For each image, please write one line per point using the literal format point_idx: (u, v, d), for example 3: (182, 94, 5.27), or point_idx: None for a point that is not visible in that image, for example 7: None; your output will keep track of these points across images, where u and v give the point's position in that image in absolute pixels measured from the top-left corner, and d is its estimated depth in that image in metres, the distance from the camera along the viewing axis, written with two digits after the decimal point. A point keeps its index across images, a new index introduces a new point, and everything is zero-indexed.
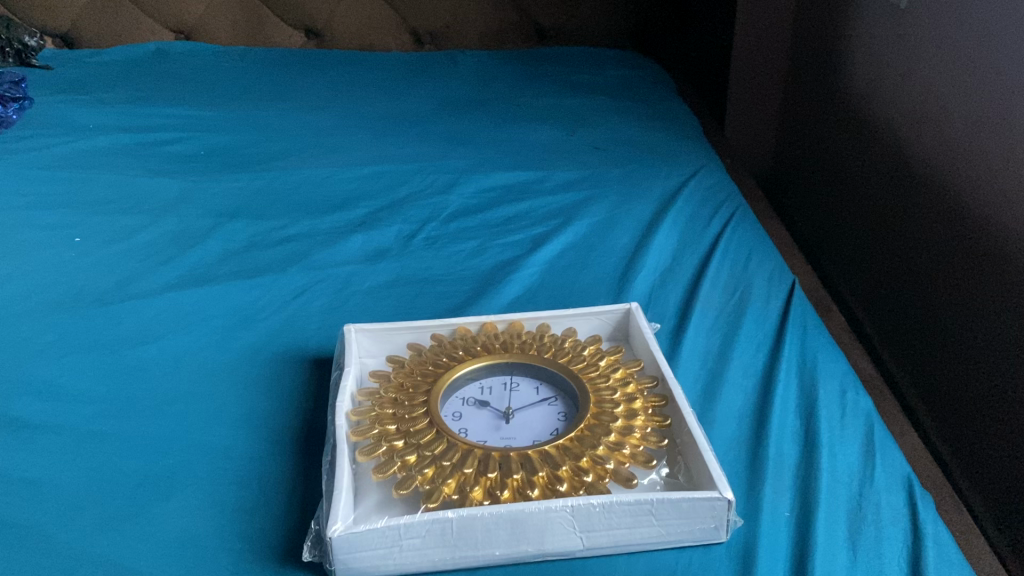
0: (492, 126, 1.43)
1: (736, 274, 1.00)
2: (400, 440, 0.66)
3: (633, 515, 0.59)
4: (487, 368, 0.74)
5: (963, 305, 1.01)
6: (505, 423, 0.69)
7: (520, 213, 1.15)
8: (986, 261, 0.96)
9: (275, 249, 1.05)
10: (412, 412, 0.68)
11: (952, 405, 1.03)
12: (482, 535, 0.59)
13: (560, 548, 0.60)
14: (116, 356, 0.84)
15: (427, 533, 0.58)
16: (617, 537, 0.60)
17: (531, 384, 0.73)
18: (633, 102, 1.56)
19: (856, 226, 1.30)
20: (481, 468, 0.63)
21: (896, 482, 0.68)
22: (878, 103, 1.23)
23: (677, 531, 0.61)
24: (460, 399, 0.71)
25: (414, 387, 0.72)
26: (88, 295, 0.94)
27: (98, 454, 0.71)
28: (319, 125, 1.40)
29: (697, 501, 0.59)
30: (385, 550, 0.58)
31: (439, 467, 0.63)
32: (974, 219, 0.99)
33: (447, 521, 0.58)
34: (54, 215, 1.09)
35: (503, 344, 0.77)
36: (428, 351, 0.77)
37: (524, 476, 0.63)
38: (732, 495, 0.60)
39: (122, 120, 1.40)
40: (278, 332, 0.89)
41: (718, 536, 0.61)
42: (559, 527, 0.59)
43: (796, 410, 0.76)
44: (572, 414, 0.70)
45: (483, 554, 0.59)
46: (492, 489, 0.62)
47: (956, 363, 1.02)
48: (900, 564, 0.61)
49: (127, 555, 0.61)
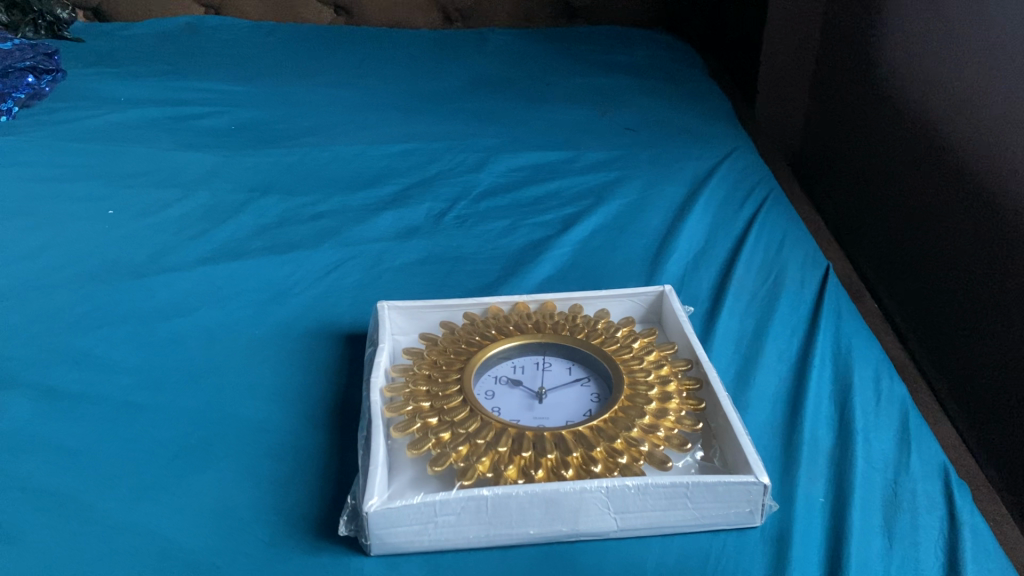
0: (523, 104, 1.42)
1: (770, 257, 0.99)
2: (434, 417, 0.66)
3: (669, 498, 0.59)
4: (520, 348, 0.74)
5: (989, 287, 1.00)
6: (538, 403, 0.69)
7: (550, 193, 1.14)
8: (1015, 244, 0.95)
9: (307, 225, 1.05)
10: (446, 390, 0.69)
11: (973, 387, 1.02)
12: (516, 513, 0.59)
13: (593, 529, 0.60)
14: (151, 328, 0.85)
15: (462, 511, 0.58)
16: (651, 520, 0.60)
17: (563, 364, 0.73)
18: (664, 82, 1.54)
19: (883, 207, 1.29)
20: (515, 447, 0.63)
21: (932, 470, 0.68)
22: (909, 87, 1.22)
23: (712, 514, 0.61)
24: (493, 377, 0.72)
25: (447, 364, 0.72)
26: (122, 268, 0.95)
27: (135, 425, 0.72)
28: (349, 102, 1.40)
29: (732, 485, 0.59)
30: (419, 527, 0.58)
31: (473, 444, 0.63)
32: (1003, 202, 0.97)
33: (482, 498, 0.58)
34: (87, 187, 1.10)
35: (536, 323, 0.77)
36: (460, 328, 0.77)
37: (558, 456, 0.63)
38: (768, 480, 0.60)
39: (153, 93, 1.40)
40: (311, 307, 0.90)
41: (753, 520, 0.61)
42: (593, 508, 0.59)
43: (831, 395, 0.76)
44: (605, 395, 0.70)
45: (517, 533, 0.60)
46: (526, 469, 0.62)
47: (982, 344, 1.01)
48: (936, 553, 0.61)
49: (164, 526, 0.62)
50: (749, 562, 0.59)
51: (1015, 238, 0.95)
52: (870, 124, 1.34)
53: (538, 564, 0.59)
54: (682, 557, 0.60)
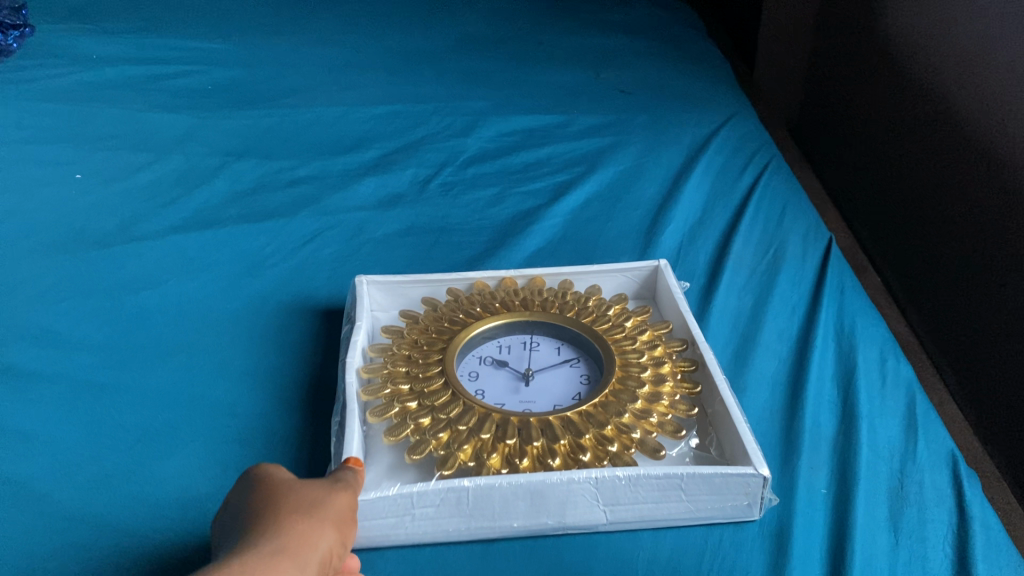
0: (514, 65, 1.37)
1: (770, 229, 0.95)
2: (413, 401, 0.62)
3: (664, 489, 0.56)
4: (507, 326, 0.70)
5: (987, 258, 0.96)
6: (524, 386, 0.65)
7: (541, 160, 1.09)
8: (1014, 214, 0.91)
9: (284, 192, 1.00)
10: (426, 371, 0.64)
11: (971, 359, 0.98)
12: (499, 505, 0.55)
13: (581, 521, 0.56)
14: (117, 301, 0.80)
15: (441, 502, 0.54)
16: (645, 513, 0.57)
17: (551, 344, 0.69)
18: (661, 43, 1.49)
19: (884, 174, 1.25)
20: (498, 434, 0.59)
21: (939, 459, 0.64)
22: (914, 50, 1.17)
23: (708, 507, 0.57)
24: (477, 357, 0.67)
25: (429, 345, 0.67)
26: (90, 236, 0.90)
27: (95, 406, 0.67)
28: (331, 61, 1.34)
29: (730, 477, 0.55)
30: (395, 519, 0.54)
31: (454, 431, 0.59)
32: (1005, 171, 0.93)
33: (463, 490, 0.54)
34: (55, 150, 1.04)
35: (524, 300, 0.73)
36: (443, 305, 0.73)
37: (544, 444, 0.59)
38: (769, 472, 0.56)
39: (129, 51, 1.34)
40: (288, 280, 0.85)
41: (751, 513, 0.58)
42: (581, 499, 0.55)
43: (833, 378, 0.72)
44: (595, 378, 0.66)
45: (501, 525, 0.56)
46: (510, 457, 0.58)
47: (981, 316, 0.97)
48: (945, 549, 0.57)
49: (120, 515, 0.57)
50: (747, 560, 0.56)
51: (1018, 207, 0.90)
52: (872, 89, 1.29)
53: (522, 560, 0.55)
54: (675, 553, 0.56)
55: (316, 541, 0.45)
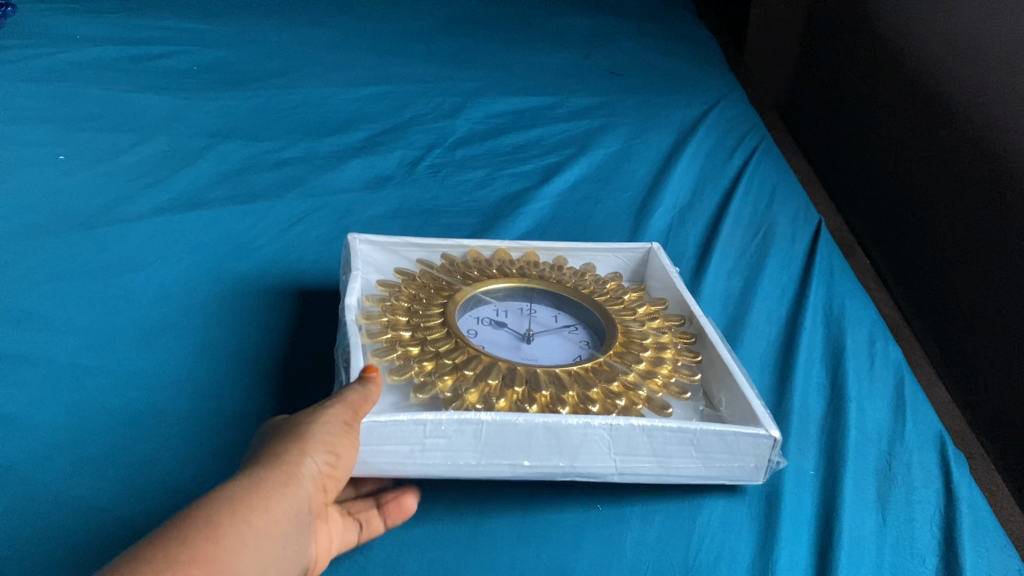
0: (503, 46, 1.35)
1: (760, 211, 0.94)
2: (415, 346, 0.61)
3: (676, 444, 0.55)
4: (506, 291, 0.69)
5: (976, 237, 0.96)
6: (526, 344, 0.64)
7: (531, 141, 1.09)
8: (1003, 194, 0.91)
9: (271, 173, 0.99)
10: (428, 321, 0.64)
11: (961, 340, 0.97)
12: (513, 444, 0.53)
13: (592, 470, 0.55)
14: (100, 284, 0.79)
15: (455, 435, 0.53)
16: (656, 467, 0.56)
17: (550, 311, 0.69)
18: (650, 24, 1.48)
19: (874, 155, 1.24)
20: (506, 381, 0.58)
21: (927, 440, 0.65)
22: (906, 33, 1.17)
23: (717, 465, 0.56)
24: (475, 317, 0.66)
25: (428, 298, 0.66)
26: (72, 218, 0.88)
27: (79, 389, 0.66)
28: (318, 41, 1.33)
29: (742, 436, 0.55)
30: (406, 449, 0.53)
31: (461, 376, 0.58)
32: (995, 151, 0.93)
33: (479, 423, 0.53)
34: (36, 130, 1.02)
35: (522, 268, 0.72)
36: (439, 267, 0.72)
37: (552, 394, 0.58)
38: (779, 434, 0.56)
39: (112, 32, 1.32)
40: (273, 262, 0.85)
41: (757, 478, 0.57)
42: (594, 446, 0.54)
43: (822, 359, 0.72)
44: (596, 344, 0.65)
45: (511, 465, 0.54)
46: (519, 403, 0.57)
47: (971, 296, 0.96)
48: (933, 529, 0.58)
49: (106, 497, 0.57)
50: (736, 539, 0.56)
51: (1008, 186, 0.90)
52: (862, 71, 1.29)
53: (511, 535, 0.55)
54: (664, 531, 0.56)
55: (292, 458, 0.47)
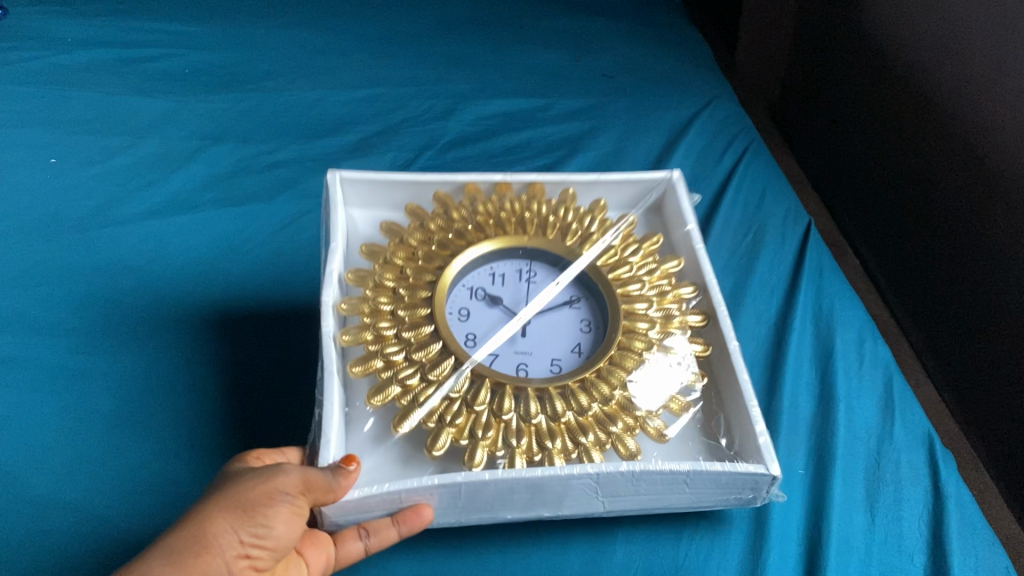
0: (494, 47, 1.36)
1: (750, 212, 0.95)
2: (399, 354, 0.60)
3: (667, 482, 0.54)
4: (502, 250, 0.67)
5: (964, 242, 0.97)
6: (521, 333, 0.63)
7: (521, 143, 1.09)
8: (993, 201, 0.92)
9: (262, 175, 0.99)
10: (411, 313, 0.62)
11: (949, 344, 0.99)
12: (498, 498, 0.53)
13: (578, 510, 0.56)
14: (93, 288, 0.79)
15: (437, 496, 0.52)
16: (647, 500, 0.56)
17: (551, 277, 0.68)
18: (643, 26, 1.48)
19: (863, 156, 1.25)
20: (496, 409, 0.59)
21: (916, 439, 0.66)
22: (893, 37, 1.18)
23: (710, 496, 0.56)
24: (468, 288, 0.65)
25: (416, 274, 0.64)
26: (65, 221, 0.88)
27: None
28: (309, 43, 1.33)
29: (736, 475, 0.53)
30: (389, 508, 0.53)
31: (449, 402, 0.59)
32: (983, 159, 0.94)
33: (458, 485, 0.51)
34: (28, 134, 1.02)
35: (523, 219, 0.70)
36: (431, 221, 0.69)
37: (544, 424, 0.59)
38: (779, 472, 0.53)
39: (103, 33, 1.31)
40: (265, 265, 0.85)
41: (754, 501, 0.57)
42: (581, 491, 0.54)
43: (811, 358, 0.72)
44: (598, 325, 0.65)
45: (498, 514, 0.55)
46: (508, 436, 0.58)
47: (959, 299, 0.97)
48: (920, 528, 0.59)
49: None
50: (725, 542, 0.57)
51: (996, 193, 0.91)
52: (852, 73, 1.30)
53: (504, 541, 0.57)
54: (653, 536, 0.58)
55: (219, 527, 0.48)
